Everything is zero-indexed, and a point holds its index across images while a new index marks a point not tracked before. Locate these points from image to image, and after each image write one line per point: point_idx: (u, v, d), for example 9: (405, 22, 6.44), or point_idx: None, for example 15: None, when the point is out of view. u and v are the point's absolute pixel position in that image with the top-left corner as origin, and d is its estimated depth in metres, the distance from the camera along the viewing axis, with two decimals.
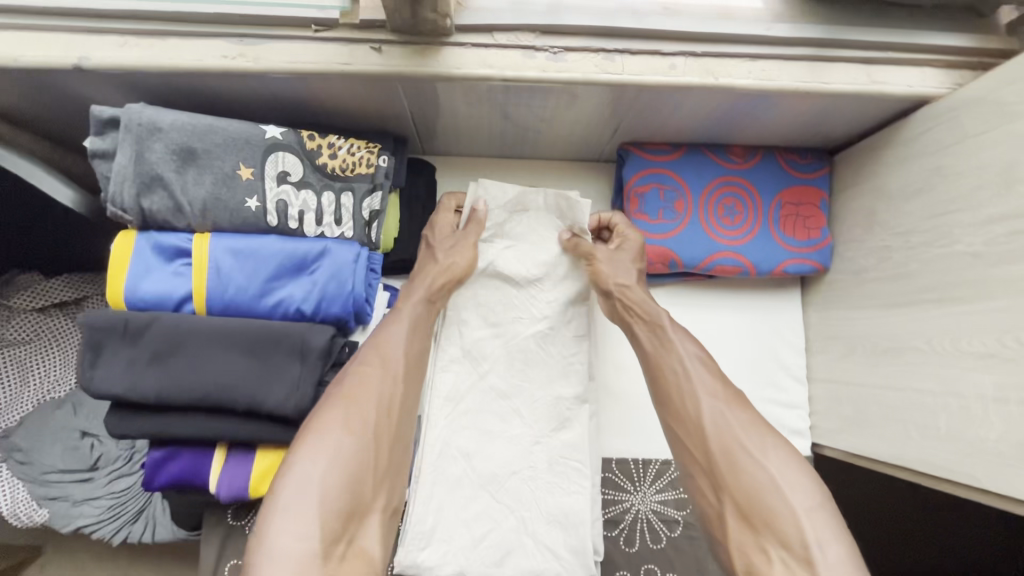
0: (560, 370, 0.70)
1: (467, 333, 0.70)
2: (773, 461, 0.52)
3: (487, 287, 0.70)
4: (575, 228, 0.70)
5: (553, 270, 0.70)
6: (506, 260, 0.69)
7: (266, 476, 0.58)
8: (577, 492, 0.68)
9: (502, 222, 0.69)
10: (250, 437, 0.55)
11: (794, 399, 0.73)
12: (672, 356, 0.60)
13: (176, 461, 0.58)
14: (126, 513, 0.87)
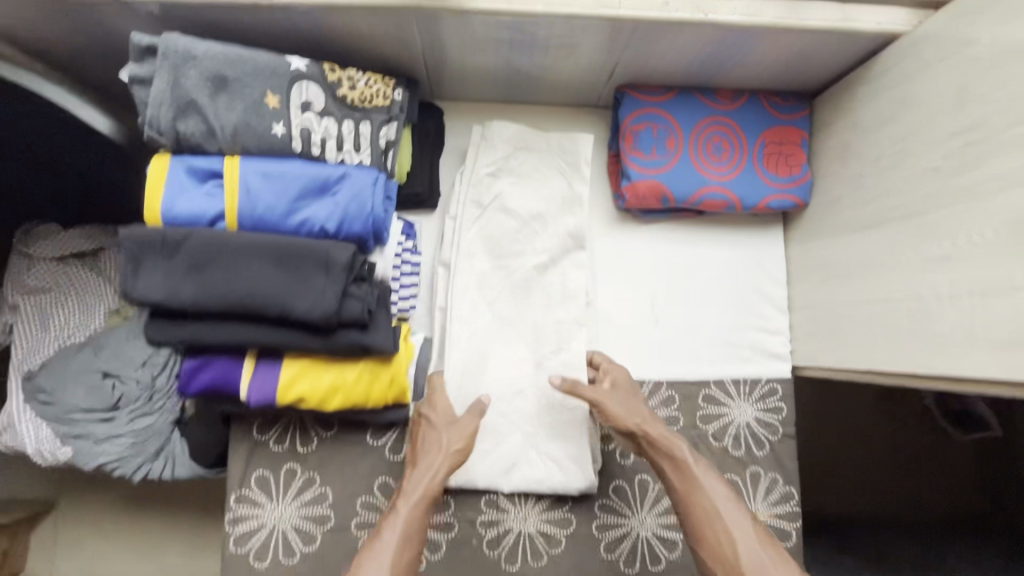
0: (560, 298, 0.74)
1: (473, 264, 0.73)
2: None
3: (493, 218, 0.74)
4: (574, 162, 0.76)
5: (554, 203, 0.75)
6: (510, 192, 0.75)
7: (293, 384, 0.63)
8: (576, 406, 0.72)
9: (507, 158, 0.76)
10: (279, 344, 0.60)
11: (775, 326, 0.79)
12: (704, 498, 0.63)
13: (209, 369, 0.63)
14: (148, 451, 0.97)
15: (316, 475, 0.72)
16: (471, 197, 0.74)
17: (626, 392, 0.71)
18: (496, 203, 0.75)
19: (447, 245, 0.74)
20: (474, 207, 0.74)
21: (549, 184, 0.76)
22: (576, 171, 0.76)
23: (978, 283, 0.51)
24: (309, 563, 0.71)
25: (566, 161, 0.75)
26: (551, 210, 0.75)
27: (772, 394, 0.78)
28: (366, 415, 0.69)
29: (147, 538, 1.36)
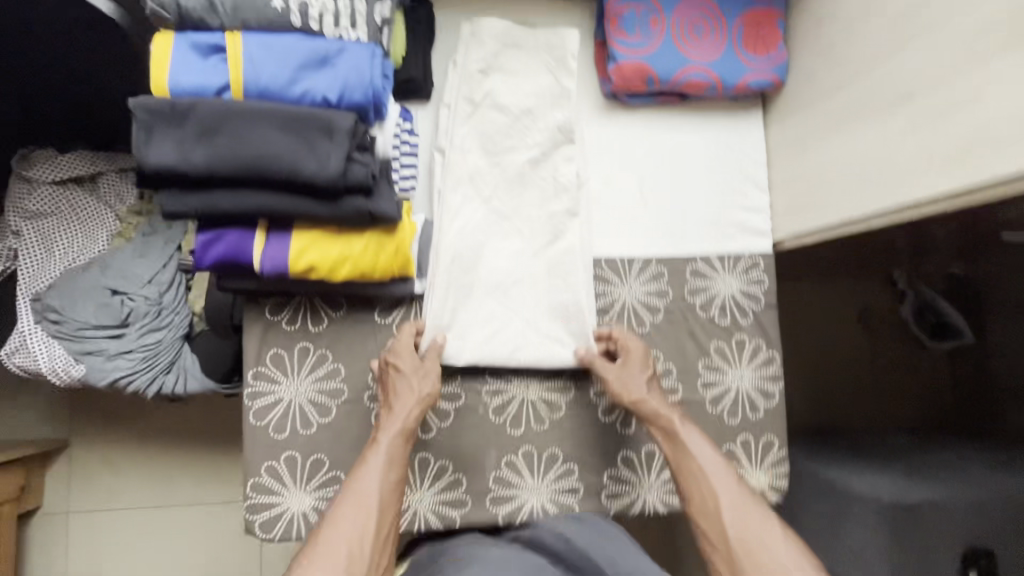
0: (552, 190, 0.78)
1: (465, 158, 0.76)
2: (784, 552, 0.63)
3: (486, 115, 0.77)
4: (561, 58, 0.79)
5: (543, 98, 0.78)
6: (501, 88, 0.77)
7: (304, 253, 0.66)
8: (572, 288, 0.77)
9: (496, 55, 0.77)
10: (290, 210, 0.64)
11: (757, 204, 0.84)
12: (699, 460, 0.69)
13: (223, 240, 0.66)
14: (160, 365, 1.01)
15: (328, 352, 0.76)
16: (463, 94, 0.76)
17: (636, 356, 0.76)
18: (489, 99, 0.77)
19: (441, 133, 0.77)
20: (466, 104, 0.77)
21: (537, 80, 0.78)
22: (562, 67, 0.79)
23: (940, 98, 0.58)
24: (326, 434, 0.75)
25: (553, 57, 0.78)
26: (541, 106, 0.78)
27: (755, 267, 0.83)
28: (373, 289, 0.72)
29: (162, 471, 1.40)
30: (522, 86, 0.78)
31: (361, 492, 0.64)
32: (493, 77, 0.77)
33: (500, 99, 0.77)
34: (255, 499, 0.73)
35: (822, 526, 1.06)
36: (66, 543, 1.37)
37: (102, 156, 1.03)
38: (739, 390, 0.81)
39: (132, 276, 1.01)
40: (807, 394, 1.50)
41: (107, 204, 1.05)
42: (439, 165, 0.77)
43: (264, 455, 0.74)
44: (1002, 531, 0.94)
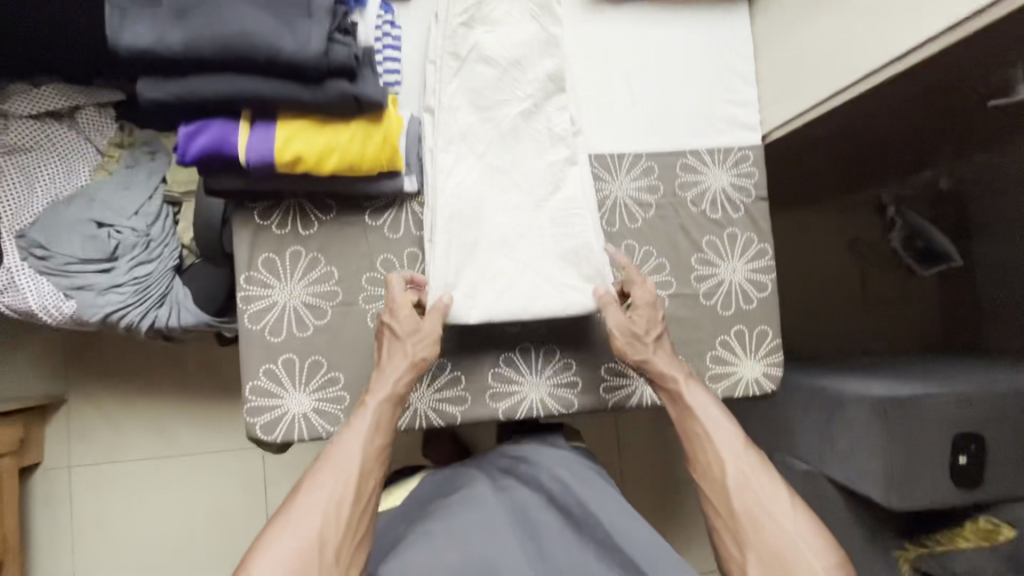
0: (549, 141, 0.76)
1: (455, 117, 0.73)
2: (791, 521, 0.65)
3: (473, 67, 0.73)
4: (547, 6, 0.75)
5: (531, 46, 0.75)
6: (486, 41, 0.73)
7: (289, 143, 0.66)
8: (580, 237, 0.75)
9: (478, 6, 0.73)
10: (274, 95, 0.63)
11: (745, 98, 0.84)
12: (708, 427, 0.70)
13: (206, 132, 0.64)
14: (152, 297, 1.00)
15: (320, 255, 0.75)
16: (447, 50, 0.73)
17: (648, 312, 0.75)
18: (474, 53, 0.73)
19: (428, 91, 0.73)
20: (451, 60, 0.73)
21: (523, 28, 0.75)
22: (548, 14, 0.75)
23: None
24: (322, 336, 0.75)
25: (538, 4, 0.74)
26: (530, 55, 0.75)
27: (744, 160, 0.83)
28: (362, 184, 0.72)
29: (161, 422, 1.39)
30: (506, 38, 0.74)
31: (344, 454, 0.65)
32: (477, 29, 0.73)
33: (487, 54, 0.73)
34: (255, 402, 0.74)
35: (819, 435, 1.07)
36: (68, 498, 1.36)
37: (80, 90, 0.99)
38: (732, 283, 0.82)
39: (119, 208, 1.00)
40: (802, 325, 1.49)
41: (87, 136, 1.02)
42: (429, 127, 0.73)
43: (262, 358, 0.74)
44: (996, 422, 0.94)
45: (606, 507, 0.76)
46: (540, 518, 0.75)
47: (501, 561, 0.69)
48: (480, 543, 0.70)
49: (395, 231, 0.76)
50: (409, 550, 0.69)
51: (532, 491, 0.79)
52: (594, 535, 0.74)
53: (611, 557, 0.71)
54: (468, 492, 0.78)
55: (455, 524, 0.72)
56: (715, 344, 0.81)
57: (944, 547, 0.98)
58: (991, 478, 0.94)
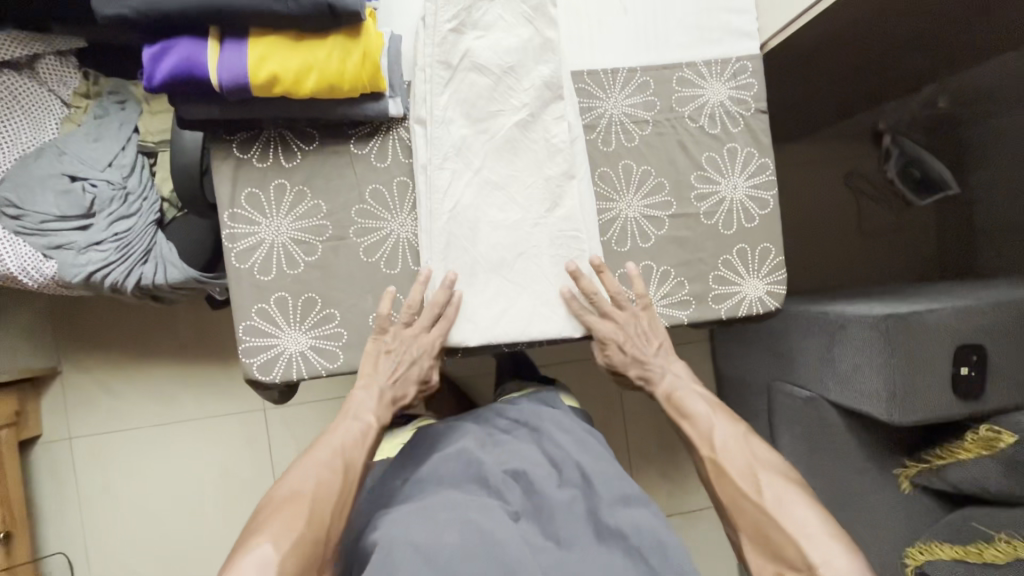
0: (546, 153, 0.74)
1: (448, 128, 0.71)
2: (767, 496, 0.68)
3: (465, 74, 0.71)
4: (539, 5, 0.72)
5: (525, 53, 0.72)
6: (479, 48, 0.71)
7: (263, 62, 0.61)
8: (576, 257, 0.75)
9: (469, 10, 0.70)
10: (242, 6, 0.58)
11: (742, 5, 0.79)
12: (690, 426, 0.77)
13: (173, 52, 0.60)
14: (134, 253, 0.96)
15: (306, 189, 0.72)
16: (437, 59, 0.69)
17: (639, 320, 0.77)
18: (467, 60, 0.71)
19: (420, 102, 0.71)
20: (442, 69, 0.70)
21: (516, 33, 0.72)
22: (542, 16, 0.72)
23: None
24: (314, 273, 0.72)
25: (530, 5, 0.71)
26: (524, 61, 0.72)
27: (743, 71, 0.79)
28: (344, 108, 0.68)
29: (160, 389, 1.37)
30: (498, 43, 0.71)
31: (344, 463, 0.67)
32: (469, 35, 0.70)
33: (480, 61, 0.71)
34: (249, 342, 0.71)
35: (819, 359, 1.07)
36: (72, 468, 1.35)
37: (41, 38, 0.91)
38: (732, 201, 0.80)
39: (91, 160, 0.95)
40: (798, 260, 1.48)
41: (49, 87, 0.96)
42: (422, 139, 0.71)
43: (253, 298, 0.72)
44: (998, 335, 0.94)
45: (609, 482, 0.74)
46: (539, 483, 0.74)
47: (502, 537, 0.66)
48: (480, 518, 0.68)
49: (382, 160, 0.73)
50: (408, 521, 0.67)
51: (532, 454, 0.78)
52: (596, 510, 0.72)
53: (614, 539, 0.69)
54: (467, 453, 0.78)
55: (453, 501, 0.71)
56: (718, 264, 0.80)
57: (944, 459, 1.01)
58: (992, 387, 0.94)
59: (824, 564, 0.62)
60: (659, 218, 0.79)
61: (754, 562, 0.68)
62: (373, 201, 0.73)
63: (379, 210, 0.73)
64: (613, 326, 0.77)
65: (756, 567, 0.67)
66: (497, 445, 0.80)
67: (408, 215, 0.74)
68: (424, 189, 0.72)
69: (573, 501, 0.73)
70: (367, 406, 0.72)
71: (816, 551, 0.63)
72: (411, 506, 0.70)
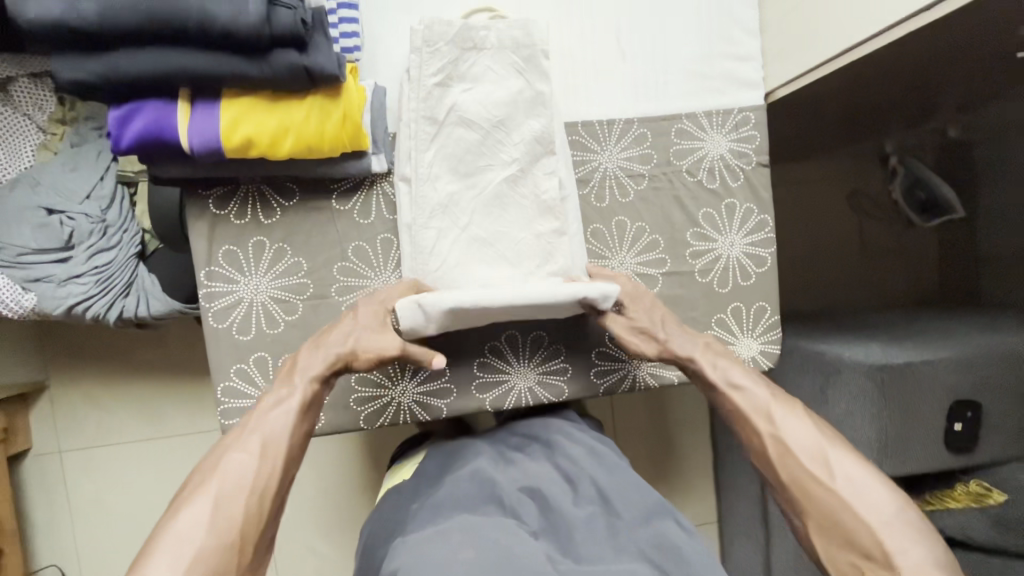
0: (536, 209, 0.70)
1: (434, 186, 0.68)
2: (841, 480, 0.57)
3: (452, 130, 0.67)
4: (531, 56, 0.68)
5: (515, 105, 0.68)
6: (467, 101, 0.67)
7: (235, 124, 0.58)
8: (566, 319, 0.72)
9: (455, 62, 0.66)
10: (213, 72, 0.55)
11: (747, 52, 0.76)
12: (741, 397, 0.65)
13: (140, 115, 0.57)
14: (116, 287, 0.94)
15: (286, 246, 0.69)
16: (422, 113, 0.66)
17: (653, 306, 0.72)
18: (455, 113, 0.67)
19: (405, 159, 0.67)
20: (428, 124, 0.67)
21: (506, 85, 0.68)
22: (533, 67, 0.68)
23: None
24: (294, 332, 0.70)
25: (521, 57, 0.67)
26: (514, 115, 0.68)
27: (745, 123, 0.76)
28: (323, 166, 0.65)
29: (148, 405, 1.36)
30: (486, 94, 0.67)
31: (270, 433, 0.58)
32: (456, 88, 0.67)
33: (468, 114, 0.67)
34: (228, 404, 0.70)
35: (811, 400, 1.06)
36: (61, 483, 1.35)
37: (10, 59, 0.85)
38: (729, 258, 0.77)
39: (68, 191, 0.92)
40: (798, 282, 1.42)
41: (24, 113, 0.92)
42: (406, 197, 0.68)
43: (232, 357, 0.70)
44: (994, 387, 0.93)
45: (629, 501, 0.70)
46: (554, 500, 0.70)
47: (517, 549, 0.60)
48: (497, 535, 0.62)
49: (365, 217, 0.70)
50: (425, 549, 0.60)
51: (548, 471, 0.75)
52: (617, 527, 0.67)
53: (634, 557, 0.63)
54: (482, 473, 0.74)
55: (471, 520, 0.65)
56: (711, 323, 0.77)
57: (934, 505, 0.99)
58: (984, 439, 0.94)
59: (901, 553, 0.52)
60: (652, 276, 0.76)
61: (821, 550, 0.56)
62: (355, 260, 0.70)
63: (361, 268, 0.71)
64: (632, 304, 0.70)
65: (825, 557, 0.56)
66: (510, 463, 0.77)
67: (391, 271, 0.72)
68: (406, 244, 0.69)
69: (593, 516, 0.68)
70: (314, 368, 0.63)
71: (896, 535, 0.53)
72: (427, 531, 0.64)
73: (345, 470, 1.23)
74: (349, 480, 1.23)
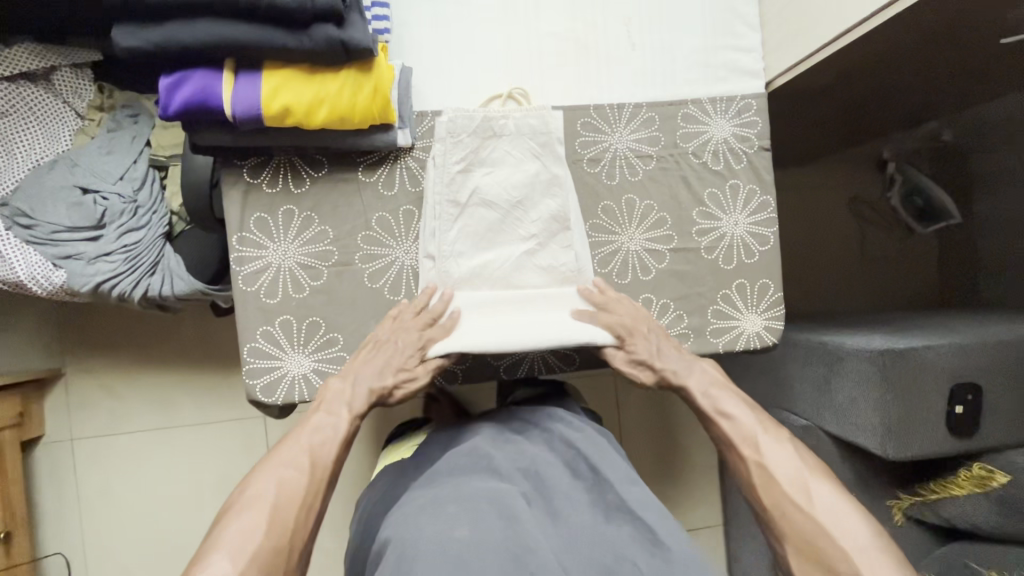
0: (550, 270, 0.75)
1: (449, 267, 0.73)
2: (818, 507, 0.62)
3: (474, 211, 0.73)
4: (548, 142, 0.73)
5: (533, 188, 0.73)
6: (486, 186, 0.73)
7: (274, 92, 0.62)
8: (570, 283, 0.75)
9: (476, 151, 0.72)
10: (259, 43, 0.60)
11: (748, 45, 0.81)
12: (728, 424, 0.70)
13: (189, 82, 0.61)
14: (142, 265, 0.96)
15: (314, 215, 0.74)
16: (446, 198, 0.72)
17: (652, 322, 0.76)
18: (477, 197, 0.73)
19: (430, 239, 0.73)
20: (450, 206, 0.73)
21: (523, 168, 0.73)
22: (550, 153, 0.73)
23: None
24: (319, 297, 0.74)
25: (538, 144, 0.72)
26: (531, 195, 0.73)
27: (747, 109, 0.81)
28: (353, 138, 0.70)
29: (160, 395, 1.36)
30: (503, 180, 0.73)
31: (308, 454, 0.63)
32: (477, 175, 0.72)
33: (488, 198, 0.72)
34: (254, 363, 0.73)
35: (816, 389, 1.07)
36: (73, 471, 1.34)
37: (58, 50, 0.91)
38: (733, 237, 0.81)
39: (103, 172, 0.95)
40: (801, 283, 1.44)
41: (64, 99, 0.96)
42: (432, 274, 0.74)
43: (259, 320, 0.73)
44: (994, 374, 0.95)
45: (615, 467, 0.71)
46: (551, 479, 0.69)
47: (525, 529, 0.61)
48: (494, 509, 0.62)
49: (390, 188, 0.75)
50: (418, 518, 0.62)
51: (545, 451, 0.74)
52: (603, 495, 0.68)
53: (623, 518, 0.65)
54: (480, 450, 0.73)
55: (466, 488, 0.65)
56: (717, 299, 0.81)
57: (939, 494, 1.00)
58: (983, 424, 0.95)
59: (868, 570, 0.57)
60: (660, 252, 0.80)
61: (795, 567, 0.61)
62: (380, 230, 0.74)
63: (384, 237, 0.75)
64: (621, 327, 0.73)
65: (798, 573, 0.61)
66: (509, 442, 0.75)
67: (412, 241, 0.76)
68: (430, 216, 0.74)
69: (580, 492, 0.68)
70: (344, 395, 0.68)
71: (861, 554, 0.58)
72: (424, 498, 0.65)
73: (356, 460, 1.24)
74: (357, 468, 1.23)
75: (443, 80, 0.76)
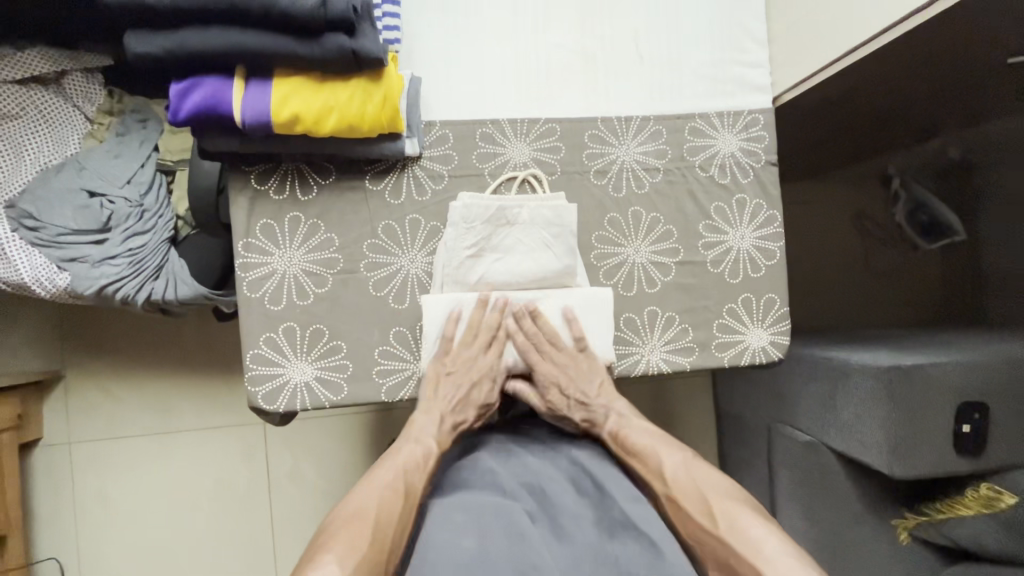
0: (554, 280, 0.75)
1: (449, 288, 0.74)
2: (727, 528, 0.62)
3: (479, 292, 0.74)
4: (561, 234, 0.73)
5: (543, 278, 0.75)
6: (495, 270, 0.73)
7: (283, 102, 0.63)
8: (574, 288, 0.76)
9: (487, 237, 0.72)
10: (270, 50, 0.60)
11: (756, 59, 0.81)
12: (640, 462, 0.71)
13: (199, 89, 0.62)
14: (147, 269, 0.96)
15: (320, 222, 0.74)
16: (452, 278, 0.73)
17: (579, 363, 0.75)
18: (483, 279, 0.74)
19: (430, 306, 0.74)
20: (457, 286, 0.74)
21: (535, 257, 0.73)
22: (562, 244, 0.73)
23: None
24: (323, 304, 0.74)
25: (551, 236, 0.72)
26: (541, 277, 0.75)
27: (755, 124, 0.81)
28: (361, 147, 0.70)
29: (161, 400, 1.36)
30: (512, 266, 0.73)
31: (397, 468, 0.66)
32: (487, 260, 0.73)
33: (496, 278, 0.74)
34: (255, 370, 0.72)
35: (820, 406, 1.06)
36: (70, 475, 1.33)
37: (68, 55, 0.91)
38: (740, 250, 0.81)
39: (110, 176, 0.95)
40: (805, 298, 1.42)
41: (74, 103, 0.96)
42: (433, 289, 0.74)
43: (262, 326, 0.73)
44: (1001, 392, 0.94)
45: (621, 484, 0.70)
46: (556, 497, 0.68)
47: (531, 549, 0.61)
48: (499, 528, 0.62)
49: (395, 197, 0.75)
50: (429, 530, 0.62)
51: (549, 466, 0.72)
52: (609, 512, 0.67)
53: (629, 535, 0.64)
54: (482, 465, 0.71)
55: (469, 504, 0.65)
56: (722, 312, 0.80)
57: (945, 513, 1.00)
58: (991, 443, 0.94)
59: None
60: (666, 265, 0.79)
61: None
62: (384, 238, 0.74)
63: (390, 246, 0.75)
64: (550, 366, 0.74)
65: None
66: (512, 456, 0.73)
67: (418, 250, 0.75)
68: (438, 261, 0.74)
69: (584, 509, 0.67)
70: (429, 431, 0.70)
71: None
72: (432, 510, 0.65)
73: None
74: None
75: (452, 92, 0.76)
